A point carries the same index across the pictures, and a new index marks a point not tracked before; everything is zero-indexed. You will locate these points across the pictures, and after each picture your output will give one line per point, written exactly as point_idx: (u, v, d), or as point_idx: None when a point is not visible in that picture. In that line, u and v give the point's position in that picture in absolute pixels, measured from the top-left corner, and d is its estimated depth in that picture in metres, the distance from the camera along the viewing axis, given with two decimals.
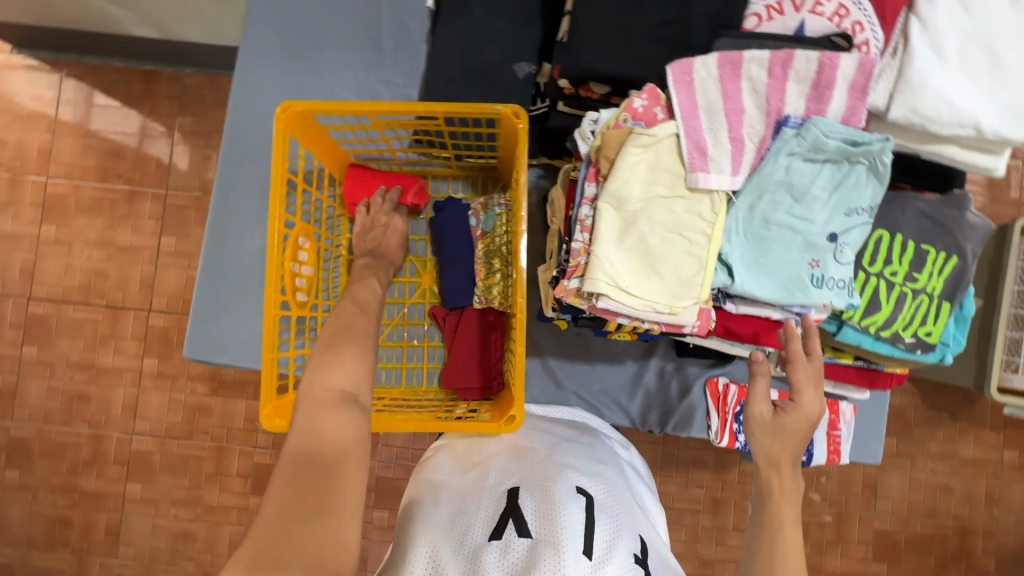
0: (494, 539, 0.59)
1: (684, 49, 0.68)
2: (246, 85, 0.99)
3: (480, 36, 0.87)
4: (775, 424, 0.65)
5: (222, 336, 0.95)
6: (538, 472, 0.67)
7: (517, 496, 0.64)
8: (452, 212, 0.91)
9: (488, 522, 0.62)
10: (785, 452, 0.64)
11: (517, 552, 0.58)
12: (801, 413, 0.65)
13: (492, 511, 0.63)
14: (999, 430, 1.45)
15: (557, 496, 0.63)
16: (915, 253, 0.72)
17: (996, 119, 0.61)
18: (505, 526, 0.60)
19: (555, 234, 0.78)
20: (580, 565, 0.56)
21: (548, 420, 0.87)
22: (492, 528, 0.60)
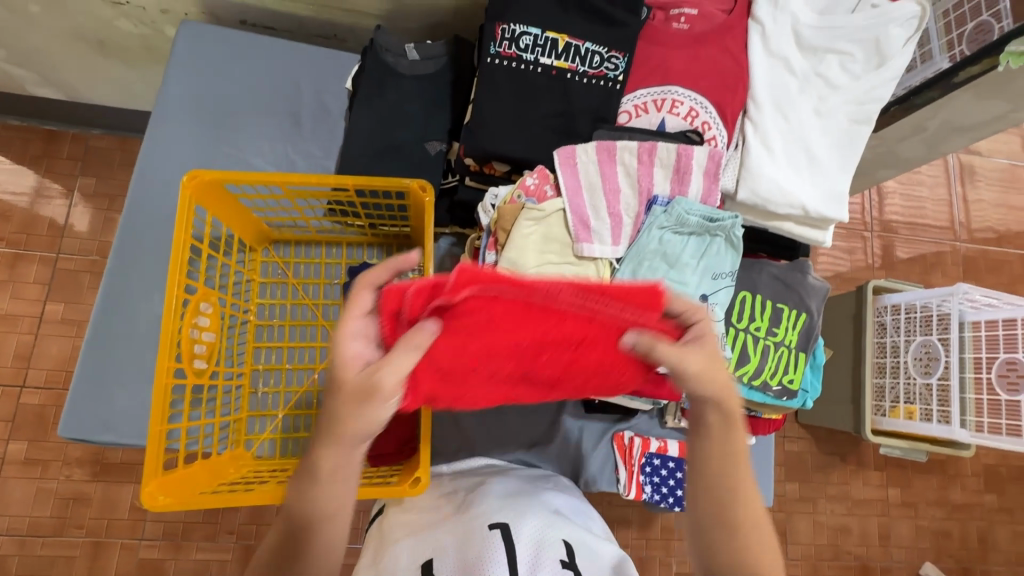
0: None
1: (570, 136, 0.78)
2: (155, 152, 0.99)
3: (394, 118, 0.95)
4: (711, 364, 0.57)
5: (106, 411, 0.88)
6: (451, 541, 0.68)
7: (431, 565, 0.65)
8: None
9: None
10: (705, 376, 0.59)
11: None
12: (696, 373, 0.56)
13: None
14: (883, 469, 1.60)
15: (468, 557, 0.64)
16: (773, 311, 0.83)
17: (817, 202, 0.76)
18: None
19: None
20: None
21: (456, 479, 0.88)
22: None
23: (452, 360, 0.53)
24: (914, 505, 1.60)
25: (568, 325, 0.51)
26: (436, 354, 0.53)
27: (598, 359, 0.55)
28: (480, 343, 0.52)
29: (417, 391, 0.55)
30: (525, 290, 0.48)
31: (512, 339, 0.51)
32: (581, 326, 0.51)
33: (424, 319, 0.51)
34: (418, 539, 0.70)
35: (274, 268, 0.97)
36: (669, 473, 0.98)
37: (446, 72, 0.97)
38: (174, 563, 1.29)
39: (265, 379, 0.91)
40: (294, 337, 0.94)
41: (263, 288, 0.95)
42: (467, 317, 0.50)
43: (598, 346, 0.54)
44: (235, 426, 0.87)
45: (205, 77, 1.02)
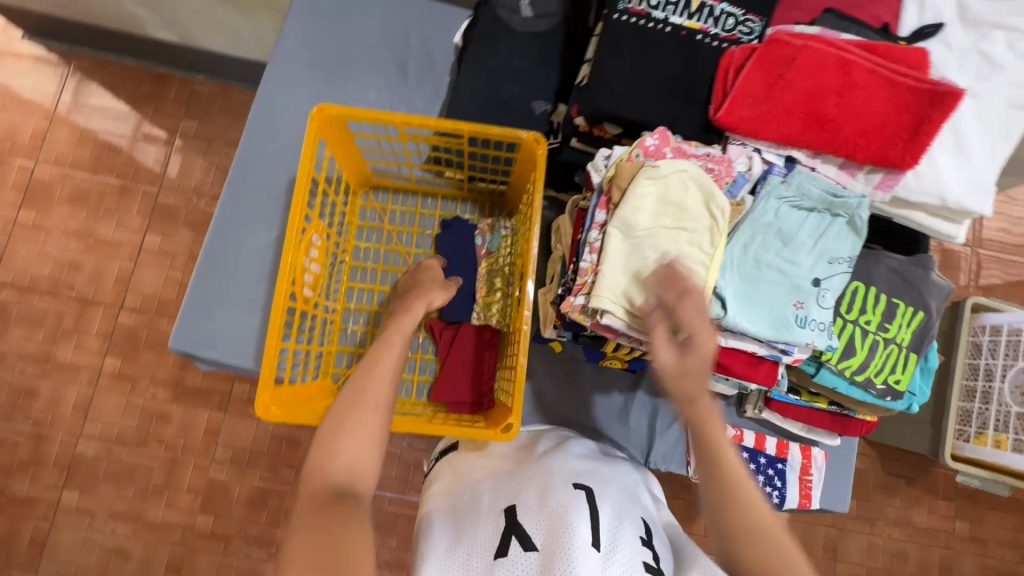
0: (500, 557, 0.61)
1: (690, 100, 0.75)
2: (270, 92, 1.03)
3: (504, 74, 0.95)
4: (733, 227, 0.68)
5: (210, 331, 0.94)
6: (532, 483, 0.70)
7: (515, 511, 0.66)
8: (458, 230, 0.96)
9: (489, 543, 0.63)
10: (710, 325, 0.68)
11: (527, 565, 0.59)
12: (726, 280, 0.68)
13: (492, 531, 0.64)
14: (952, 500, 1.51)
15: (552, 501, 0.65)
16: (887, 305, 0.78)
17: (957, 190, 0.71)
18: (509, 542, 0.62)
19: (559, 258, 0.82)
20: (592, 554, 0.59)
21: (543, 438, 0.85)
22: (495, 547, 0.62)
23: (765, 98, 0.70)
24: (984, 542, 1.50)
25: (850, 65, 0.68)
26: (752, 91, 0.70)
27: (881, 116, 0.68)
28: (783, 78, 0.69)
29: (733, 110, 0.71)
30: (827, 44, 0.68)
31: (810, 85, 0.69)
32: (845, 76, 0.68)
33: (744, 66, 0.70)
34: (499, 486, 0.72)
35: (371, 213, 1.00)
36: (740, 461, 0.95)
37: (558, 31, 0.95)
38: (238, 487, 1.39)
39: (355, 317, 0.95)
40: (386, 281, 0.97)
41: (361, 231, 0.99)
42: (799, 59, 0.69)
43: (885, 95, 0.68)
44: (326, 358, 0.91)
45: (318, 24, 1.05)
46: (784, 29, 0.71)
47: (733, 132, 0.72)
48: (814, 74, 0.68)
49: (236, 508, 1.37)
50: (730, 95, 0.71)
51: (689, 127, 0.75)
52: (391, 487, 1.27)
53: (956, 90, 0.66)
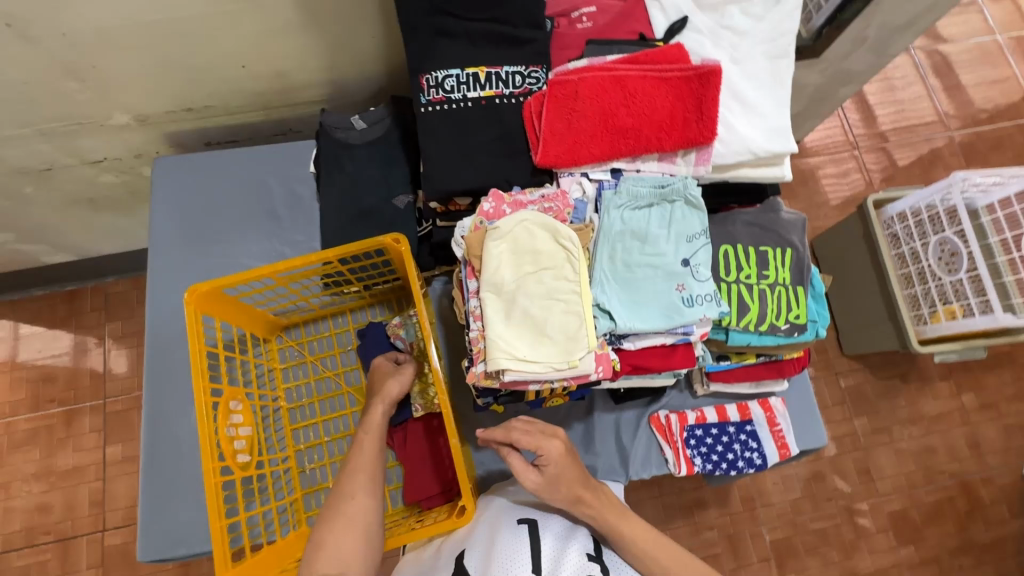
0: None
1: (513, 153, 0.82)
2: (160, 280, 1.07)
3: (360, 186, 1.01)
4: (551, 480, 0.71)
5: (174, 527, 0.93)
6: (482, 526, 0.71)
7: (461, 556, 0.67)
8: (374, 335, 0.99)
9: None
10: (573, 485, 0.70)
11: None
12: (553, 457, 0.71)
13: None
14: (948, 378, 1.54)
15: (497, 543, 0.66)
16: (758, 255, 0.84)
17: (762, 141, 0.79)
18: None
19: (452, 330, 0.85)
20: None
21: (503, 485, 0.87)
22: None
23: (570, 132, 0.78)
24: (995, 406, 1.53)
25: (623, 79, 0.77)
26: (558, 130, 0.78)
27: (667, 108, 0.76)
28: (576, 110, 0.77)
29: (547, 151, 0.78)
30: (597, 70, 0.77)
31: (600, 107, 0.77)
32: (624, 89, 0.77)
33: (543, 114, 0.79)
34: (451, 539, 0.72)
35: (291, 351, 1.03)
36: (713, 438, 0.98)
37: (393, 130, 1.03)
38: None
39: (309, 456, 0.96)
40: (326, 410, 0.99)
41: (286, 373, 1.01)
42: (582, 91, 0.77)
43: (663, 92, 0.76)
44: (294, 508, 0.92)
45: (185, 203, 1.11)
46: (560, 71, 0.80)
47: (557, 168, 0.79)
48: (599, 98, 0.77)
49: None
50: (541, 140, 0.79)
51: (522, 177, 0.82)
52: None
53: (715, 67, 0.75)
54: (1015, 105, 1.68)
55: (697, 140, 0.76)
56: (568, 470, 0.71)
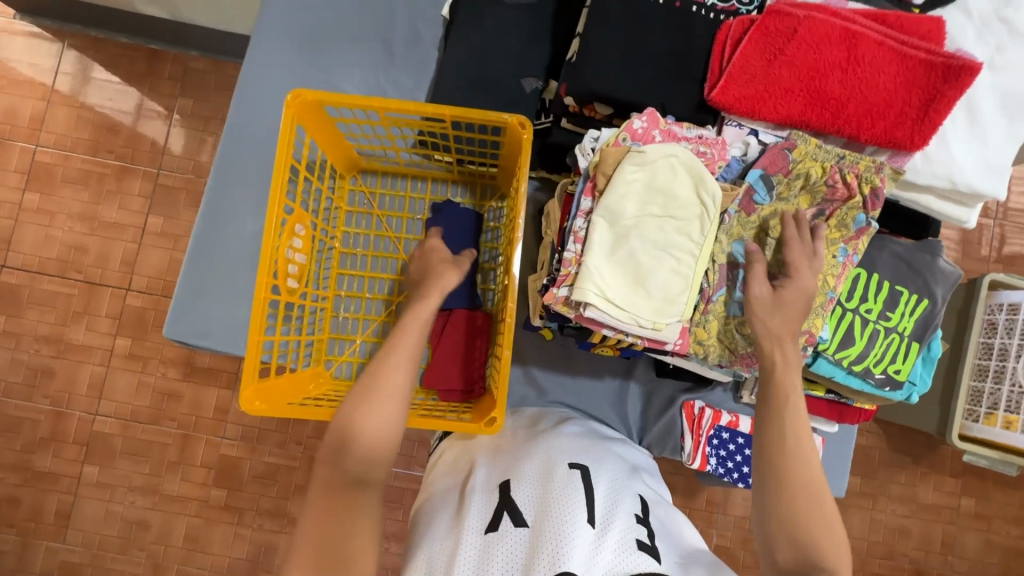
0: (491, 533, 0.59)
1: (684, 78, 0.70)
2: (255, 73, 1.00)
3: (491, 50, 0.90)
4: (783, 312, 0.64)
5: (205, 317, 0.94)
6: (531, 460, 0.69)
7: (507, 487, 0.65)
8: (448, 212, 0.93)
9: (483, 515, 0.62)
10: (786, 327, 0.64)
11: (514, 539, 0.58)
12: (800, 288, 0.64)
13: (484, 507, 0.63)
14: (958, 477, 1.47)
15: (549, 482, 0.64)
16: (890, 293, 0.75)
17: (969, 173, 0.66)
18: (500, 518, 0.61)
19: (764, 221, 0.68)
20: (584, 531, 0.58)
21: (534, 413, 0.88)
22: (486, 521, 0.61)
23: (763, 75, 0.65)
24: (989, 519, 1.46)
25: (855, 37, 0.63)
26: (750, 68, 0.65)
27: (888, 93, 0.63)
28: (782, 52, 0.65)
29: (727, 88, 0.66)
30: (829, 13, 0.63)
31: (812, 61, 0.64)
32: (852, 49, 0.63)
33: (743, 42, 0.66)
34: (496, 462, 0.71)
35: (360, 198, 0.98)
36: (736, 447, 0.94)
37: (549, 2, 0.90)
38: (248, 462, 1.42)
39: (346, 305, 0.95)
40: (376, 268, 0.96)
41: (350, 217, 0.97)
42: (802, 33, 0.64)
43: (894, 71, 0.63)
44: (317, 346, 0.92)
45: (303, 0, 1.01)
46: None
47: (728, 112, 0.68)
48: (817, 50, 0.64)
49: (246, 483, 1.41)
50: (725, 73, 0.66)
51: (683, 108, 0.71)
52: (397, 462, 1.26)
53: (972, 64, 0.61)
54: None
55: (905, 144, 0.64)
56: (793, 321, 0.64)
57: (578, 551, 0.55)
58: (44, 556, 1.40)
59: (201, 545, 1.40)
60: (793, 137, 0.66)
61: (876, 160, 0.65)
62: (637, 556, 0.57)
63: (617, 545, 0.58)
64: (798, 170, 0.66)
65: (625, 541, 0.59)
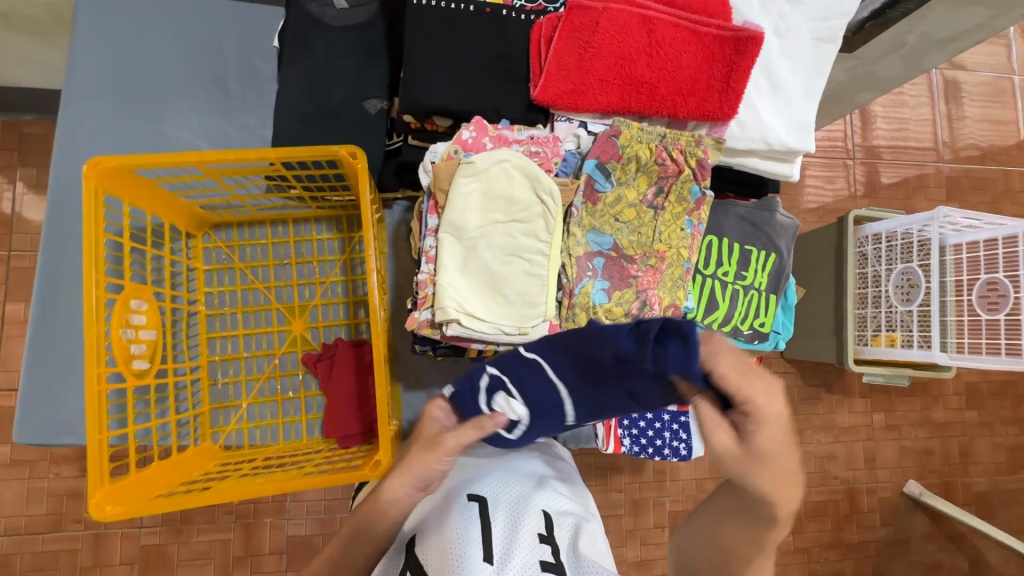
0: None
1: (510, 81, 0.71)
2: (72, 136, 0.91)
3: (327, 77, 0.86)
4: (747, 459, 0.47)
5: (61, 413, 0.84)
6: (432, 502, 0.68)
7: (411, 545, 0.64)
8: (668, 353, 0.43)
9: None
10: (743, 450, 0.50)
11: None
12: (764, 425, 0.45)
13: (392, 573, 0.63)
14: (866, 396, 1.59)
15: (444, 527, 0.62)
16: (741, 254, 0.80)
17: (781, 132, 0.71)
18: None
19: (614, 208, 0.70)
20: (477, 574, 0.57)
21: None
22: None
23: (578, 69, 0.67)
24: (899, 428, 1.60)
25: (652, 22, 0.66)
26: (564, 64, 0.67)
27: (692, 70, 0.67)
28: (591, 44, 0.66)
29: (548, 86, 0.67)
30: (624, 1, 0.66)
31: (620, 49, 0.66)
32: (652, 33, 0.66)
33: (553, 40, 0.67)
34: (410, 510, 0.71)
35: (219, 253, 0.92)
36: (646, 423, 0.97)
37: (379, 19, 0.88)
38: (176, 548, 1.30)
39: (223, 369, 0.89)
40: (248, 324, 0.91)
41: (209, 276, 0.91)
42: (604, 24, 0.66)
43: (693, 49, 0.67)
44: (197, 420, 0.86)
45: (119, 49, 0.93)
46: None
47: (555, 109, 0.69)
48: (622, 38, 0.66)
49: (179, 569, 1.30)
50: (544, 71, 0.67)
51: (514, 110, 0.71)
52: None
53: (757, 34, 0.66)
54: (1008, 150, 1.62)
55: (716, 115, 0.68)
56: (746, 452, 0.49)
57: None
58: None
59: None
60: (616, 124, 0.68)
61: (695, 134, 0.69)
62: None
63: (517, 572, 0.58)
64: (627, 153, 0.69)
65: (525, 567, 0.58)
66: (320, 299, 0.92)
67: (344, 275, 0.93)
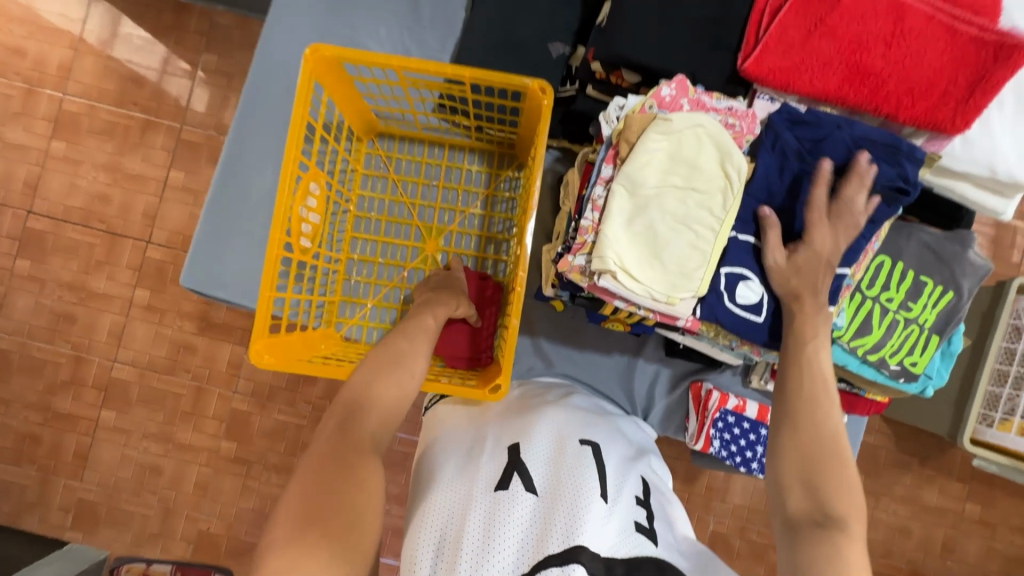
0: (500, 490, 0.58)
1: (718, 48, 0.68)
2: (278, 26, 0.98)
3: (519, 11, 0.87)
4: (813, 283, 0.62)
5: (220, 269, 0.95)
6: (545, 427, 0.67)
7: (519, 450, 0.63)
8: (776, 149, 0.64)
9: (493, 473, 0.60)
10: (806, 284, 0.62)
11: (524, 504, 0.56)
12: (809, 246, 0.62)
13: (495, 467, 0.61)
14: (965, 482, 1.43)
15: (563, 454, 0.62)
16: (914, 283, 0.73)
17: (1010, 160, 0.63)
18: (511, 477, 0.59)
19: None
20: (595, 504, 0.57)
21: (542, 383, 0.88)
22: (497, 479, 0.59)
23: (802, 47, 0.63)
24: (993, 526, 1.43)
25: (902, 10, 0.60)
26: (788, 38, 0.63)
27: (934, 69, 0.61)
28: (824, 22, 0.62)
29: (762, 60, 0.63)
30: None
31: (855, 32, 0.61)
32: (898, 21, 0.61)
33: (783, 11, 0.63)
34: (507, 423, 0.69)
35: (377, 161, 0.98)
36: (742, 431, 0.92)
37: None
38: (258, 419, 1.45)
39: (358, 269, 0.95)
40: (389, 233, 0.96)
41: (365, 180, 0.97)
42: (845, 5, 0.61)
43: (941, 47, 0.60)
44: (328, 308, 0.93)
45: None
46: None
47: (762, 84, 0.65)
48: (863, 21, 0.61)
49: (256, 437, 1.44)
50: (762, 43, 0.64)
51: (714, 78, 0.68)
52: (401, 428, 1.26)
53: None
54: None
55: (948, 125, 0.61)
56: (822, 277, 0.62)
57: (588, 515, 0.55)
58: (62, 494, 1.46)
59: (210, 493, 1.44)
60: (824, 112, 0.64)
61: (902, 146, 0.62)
62: (635, 537, 0.57)
63: (620, 522, 0.57)
64: None
65: (626, 521, 0.58)
66: (455, 226, 0.96)
67: (483, 209, 0.96)
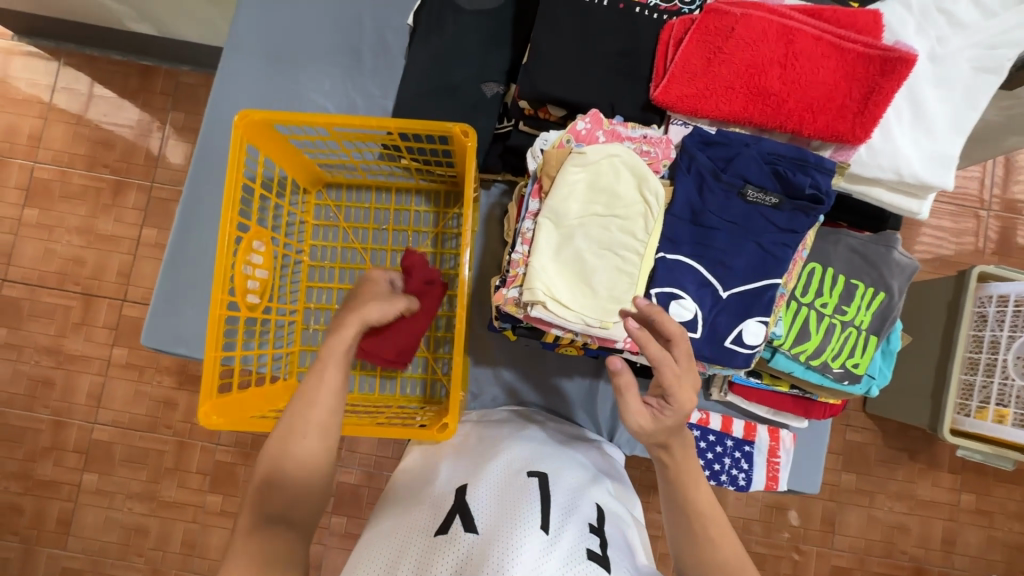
0: (440, 535, 0.58)
1: (632, 79, 0.71)
2: (226, 86, 1.02)
3: (451, 55, 0.91)
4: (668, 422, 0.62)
5: (179, 327, 0.96)
6: (492, 466, 0.69)
7: (463, 491, 0.64)
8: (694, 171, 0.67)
9: (434, 518, 0.61)
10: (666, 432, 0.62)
11: (462, 545, 0.57)
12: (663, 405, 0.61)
13: (435, 514, 0.62)
14: (956, 472, 1.42)
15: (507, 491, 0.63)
16: (845, 287, 0.75)
17: (915, 162, 0.66)
18: (452, 521, 0.60)
19: None
20: (536, 538, 0.57)
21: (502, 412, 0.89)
22: (437, 524, 0.60)
23: (704, 74, 0.66)
24: (991, 515, 1.41)
25: (792, 33, 0.64)
26: (690, 67, 0.66)
27: (828, 85, 0.64)
28: (722, 50, 0.66)
29: (670, 88, 0.67)
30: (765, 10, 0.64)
31: (752, 57, 0.65)
32: (789, 44, 0.64)
33: (684, 42, 0.67)
34: (458, 465, 0.70)
35: (327, 211, 1.00)
36: (708, 445, 0.93)
37: (508, 8, 0.92)
38: (243, 468, 1.44)
39: (315, 317, 0.96)
40: (343, 280, 0.98)
41: (316, 230, 0.99)
42: (739, 33, 0.65)
43: (832, 65, 0.64)
44: (289, 359, 0.93)
45: (276, 13, 1.03)
46: None
47: (673, 111, 0.68)
48: (758, 46, 0.65)
49: (242, 488, 1.43)
50: (668, 73, 0.67)
51: (630, 107, 0.72)
52: (387, 467, 1.29)
53: (909, 55, 0.62)
54: None
55: (849, 136, 0.64)
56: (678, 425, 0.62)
57: (527, 550, 0.55)
58: (47, 564, 1.43)
59: (198, 550, 1.42)
60: (732, 133, 0.67)
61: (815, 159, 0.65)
62: (585, 565, 0.57)
63: (566, 553, 0.57)
64: None
65: (575, 550, 0.58)
66: None
67: (432, 247, 0.98)
